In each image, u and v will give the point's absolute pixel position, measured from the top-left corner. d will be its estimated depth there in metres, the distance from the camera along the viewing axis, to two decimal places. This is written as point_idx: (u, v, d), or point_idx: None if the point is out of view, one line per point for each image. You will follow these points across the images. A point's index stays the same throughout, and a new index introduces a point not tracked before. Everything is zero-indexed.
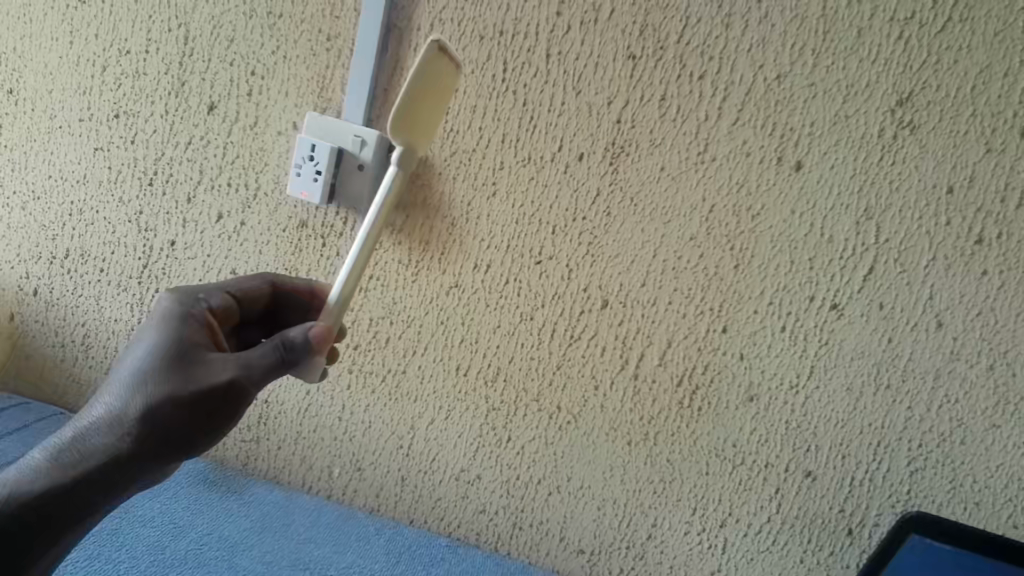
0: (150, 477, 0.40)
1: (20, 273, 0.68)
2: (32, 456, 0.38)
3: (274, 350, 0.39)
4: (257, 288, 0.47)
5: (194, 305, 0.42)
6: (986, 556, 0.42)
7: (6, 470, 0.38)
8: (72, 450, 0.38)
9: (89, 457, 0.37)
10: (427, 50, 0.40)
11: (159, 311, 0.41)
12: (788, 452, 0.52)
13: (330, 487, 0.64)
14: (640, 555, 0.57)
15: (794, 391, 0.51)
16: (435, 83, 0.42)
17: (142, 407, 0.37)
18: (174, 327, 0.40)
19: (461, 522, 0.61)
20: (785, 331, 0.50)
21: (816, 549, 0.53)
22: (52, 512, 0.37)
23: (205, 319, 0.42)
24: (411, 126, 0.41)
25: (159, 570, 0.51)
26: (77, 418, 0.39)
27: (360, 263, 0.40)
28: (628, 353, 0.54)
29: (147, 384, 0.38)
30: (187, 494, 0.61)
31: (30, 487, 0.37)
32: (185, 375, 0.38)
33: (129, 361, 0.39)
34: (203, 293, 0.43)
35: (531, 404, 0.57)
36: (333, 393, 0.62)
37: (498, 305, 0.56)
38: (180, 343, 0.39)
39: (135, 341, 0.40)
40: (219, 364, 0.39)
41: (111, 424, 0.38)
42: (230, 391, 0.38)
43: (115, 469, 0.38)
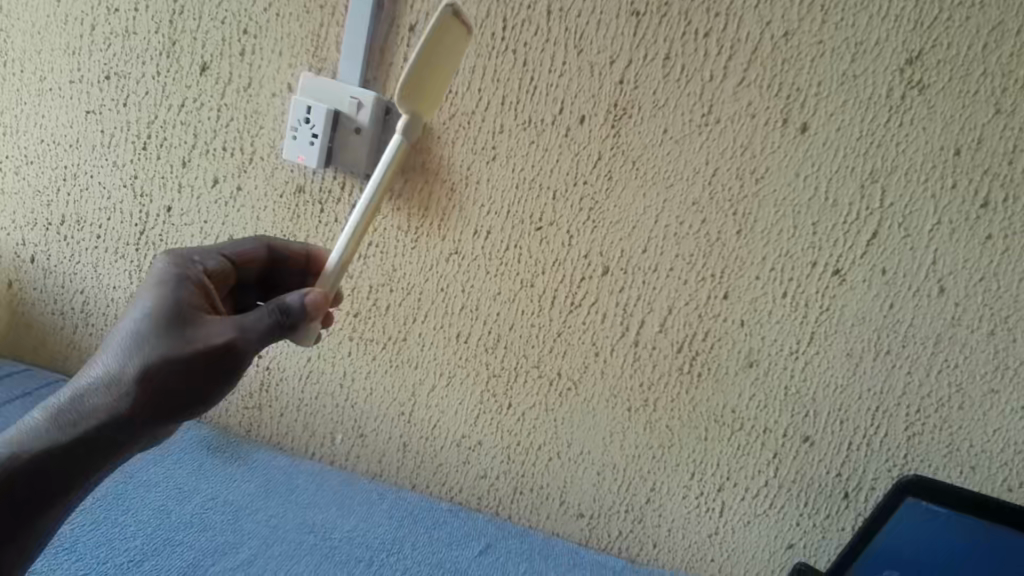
0: (149, 437, 0.40)
1: (15, 240, 0.67)
2: (31, 415, 0.39)
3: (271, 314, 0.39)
4: (253, 250, 0.47)
5: (191, 266, 0.42)
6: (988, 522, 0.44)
7: (5, 429, 0.38)
8: (71, 410, 0.38)
9: (89, 417, 0.38)
10: (439, 15, 0.40)
11: (155, 272, 0.41)
12: (786, 417, 0.53)
13: (333, 453, 0.65)
14: (638, 518, 0.59)
15: (794, 357, 0.51)
16: (444, 51, 0.41)
17: (139, 366, 0.37)
18: (171, 288, 0.40)
19: (463, 487, 0.63)
20: (786, 298, 0.50)
21: (812, 513, 0.54)
22: (51, 473, 0.37)
23: (201, 281, 0.41)
24: (416, 94, 0.41)
25: (164, 533, 0.52)
26: (74, 378, 0.39)
27: (358, 232, 0.40)
28: (628, 321, 0.54)
29: (143, 343, 0.37)
30: (191, 460, 0.61)
31: (31, 446, 0.37)
32: (182, 336, 0.38)
33: (126, 321, 0.39)
34: (200, 253, 0.43)
35: (531, 371, 0.57)
36: (334, 360, 0.62)
37: (499, 272, 0.55)
38: (178, 304, 0.39)
39: (133, 300, 0.40)
40: (216, 326, 0.39)
41: (110, 382, 0.38)
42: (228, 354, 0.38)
43: (115, 428, 0.38)
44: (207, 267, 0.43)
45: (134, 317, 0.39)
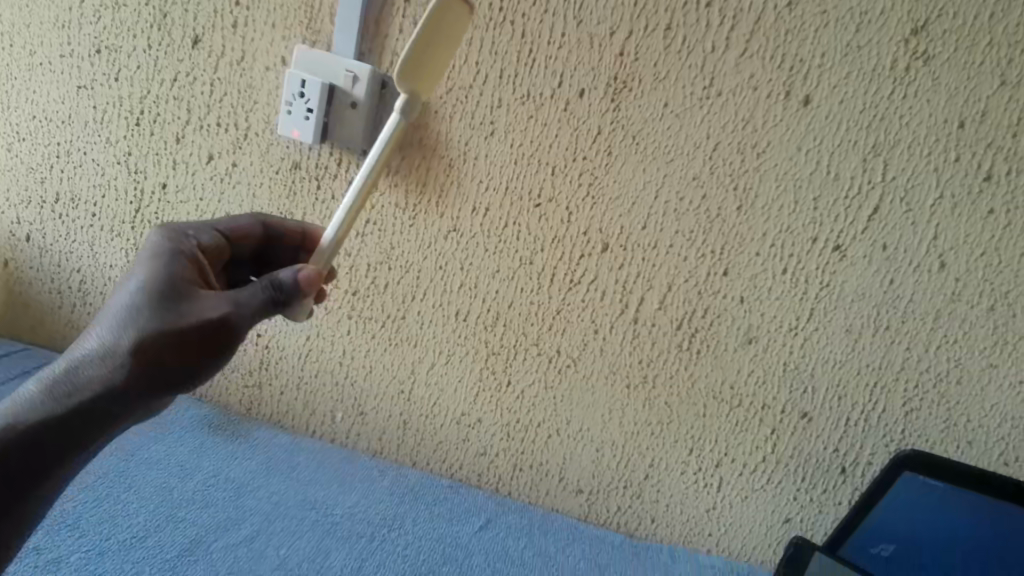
0: (143, 411, 0.40)
1: (10, 218, 0.67)
2: (27, 387, 0.39)
3: (265, 290, 0.39)
4: (247, 227, 0.47)
5: (185, 241, 0.42)
6: (988, 496, 0.45)
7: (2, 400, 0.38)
8: (66, 382, 0.38)
9: (83, 389, 0.38)
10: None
11: (149, 246, 0.40)
12: (784, 393, 0.53)
13: (334, 431, 0.65)
14: (636, 494, 0.59)
15: (793, 333, 0.51)
16: (446, 34, 0.41)
17: (133, 339, 0.37)
18: (164, 262, 0.39)
19: (463, 464, 0.63)
20: (786, 274, 0.50)
21: (809, 487, 0.55)
22: (48, 444, 0.37)
23: (194, 256, 0.41)
24: (417, 73, 0.40)
25: (166, 510, 0.53)
26: (68, 351, 0.39)
27: (350, 216, 0.40)
28: (627, 298, 0.53)
29: (136, 316, 0.37)
30: (192, 438, 0.61)
31: (27, 418, 0.37)
32: (175, 310, 0.38)
33: (120, 294, 0.39)
34: (194, 228, 0.43)
35: (530, 349, 0.57)
36: (333, 339, 0.62)
37: (497, 249, 0.55)
38: (172, 278, 0.39)
39: (127, 274, 0.40)
40: (209, 301, 0.38)
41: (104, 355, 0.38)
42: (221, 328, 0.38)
43: (109, 401, 0.38)
44: (201, 243, 0.43)
45: (128, 291, 0.39)
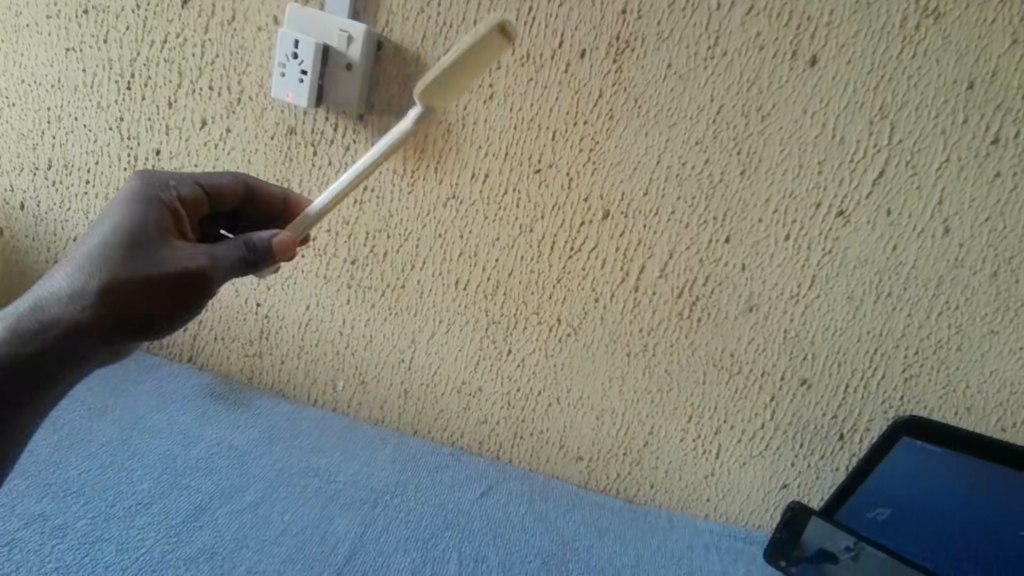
0: (108, 352, 0.40)
1: (3, 186, 0.66)
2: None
3: (240, 246, 0.39)
4: (230, 186, 0.46)
5: (165, 190, 0.41)
6: (987, 463, 0.45)
7: None
8: (31, 318, 0.38)
9: (49, 327, 0.37)
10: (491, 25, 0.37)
11: (128, 192, 0.40)
12: (784, 361, 0.53)
13: (335, 401, 0.65)
14: (636, 461, 0.60)
15: (794, 301, 0.51)
16: (480, 60, 0.39)
17: (104, 279, 0.37)
18: (140, 209, 0.39)
19: (464, 433, 0.63)
20: (788, 241, 0.49)
21: (807, 453, 0.55)
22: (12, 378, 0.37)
23: (173, 206, 0.41)
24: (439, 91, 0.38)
25: (171, 477, 0.53)
26: (36, 286, 0.39)
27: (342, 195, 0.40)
28: (628, 266, 0.53)
29: (108, 258, 0.37)
30: (194, 406, 0.62)
31: None
32: (148, 257, 0.38)
33: (93, 234, 0.38)
34: (175, 179, 0.43)
35: (531, 317, 0.57)
36: (332, 308, 0.62)
37: (497, 217, 0.54)
38: (148, 224, 0.39)
39: (103, 215, 0.40)
40: (185, 251, 0.38)
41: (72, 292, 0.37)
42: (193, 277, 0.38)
43: (75, 341, 0.38)
44: (181, 194, 0.42)
45: (102, 231, 0.38)
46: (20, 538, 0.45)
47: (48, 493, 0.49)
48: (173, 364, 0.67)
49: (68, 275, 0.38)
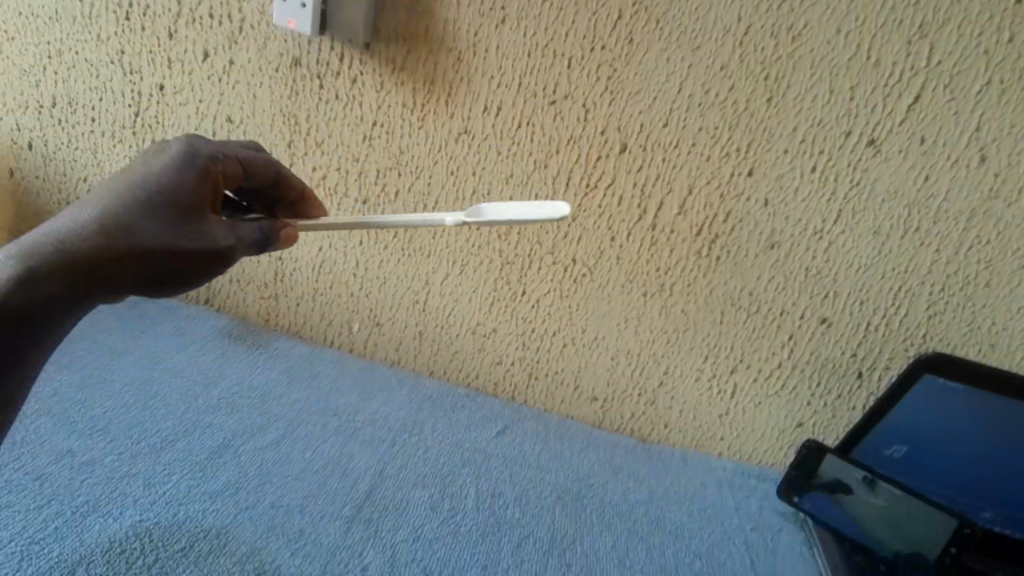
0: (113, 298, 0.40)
1: (9, 125, 0.65)
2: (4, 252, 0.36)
3: (261, 234, 0.42)
4: (264, 164, 0.47)
5: (210, 161, 0.42)
6: (1000, 396, 0.45)
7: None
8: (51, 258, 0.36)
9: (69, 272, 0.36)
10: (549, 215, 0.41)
11: (178, 159, 0.41)
12: (805, 299, 0.52)
13: (351, 342, 0.66)
14: (650, 400, 0.60)
15: (818, 237, 0.49)
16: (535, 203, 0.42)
17: (132, 233, 0.37)
18: (191, 183, 0.40)
19: (480, 373, 0.64)
20: (815, 174, 0.47)
21: (823, 392, 0.55)
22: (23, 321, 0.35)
23: (215, 181, 0.42)
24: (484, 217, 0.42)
25: (195, 416, 0.54)
26: (56, 220, 0.37)
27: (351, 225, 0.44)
28: (646, 203, 0.52)
29: (145, 216, 0.38)
30: (213, 347, 0.63)
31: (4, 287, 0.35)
32: (191, 230, 0.39)
33: (135, 191, 0.38)
34: (220, 151, 0.43)
35: (545, 257, 0.56)
36: (345, 249, 0.61)
37: (510, 153, 0.53)
38: (192, 198, 0.40)
39: (144, 169, 0.40)
40: (217, 230, 0.40)
41: (96, 235, 0.37)
42: (216, 254, 0.39)
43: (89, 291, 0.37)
44: (221, 168, 0.43)
45: (142, 185, 0.39)
46: (51, 473, 0.46)
47: (74, 431, 0.50)
48: (190, 307, 0.68)
49: (95, 217, 0.37)
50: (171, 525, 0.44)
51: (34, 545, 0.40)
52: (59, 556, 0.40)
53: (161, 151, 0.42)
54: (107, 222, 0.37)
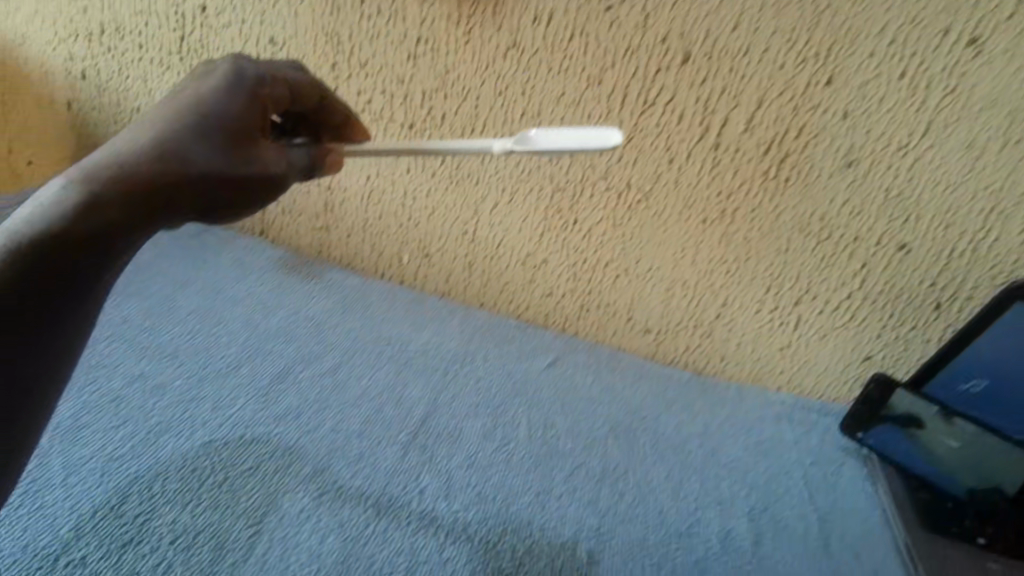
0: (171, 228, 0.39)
1: (63, 55, 0.65)
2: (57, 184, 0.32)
3: (309, 159, 0.43)
4: (307, 88, 0.46)
5: (257, 86, 0.41)
6: None
7: (27, 204, 0.31)
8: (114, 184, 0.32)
9: (134, 200, 0.32)
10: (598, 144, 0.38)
11: (227, 84, 0.39)
12: (882, 223, 0.48)
13: (402, 273, 0.67)
14: (706, 333, 0.58)
15: (902, 153, 0.45)
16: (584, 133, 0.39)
17: (192, 158, 0.35)
18: (243, 107, 0.39)
19: (530, 305, 0.64)
20: (903, 80, 0.43)
21: (896, 324, 0.52)
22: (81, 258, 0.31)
23: (263, 106, 0.41)
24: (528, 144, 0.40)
25: (256, 343, 0.56)
26: (110, 144, 0.34)
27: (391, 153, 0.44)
28: (708, 120, 0.48)
29: (202, 140, 0.36)
30: (270, 278, 0.64)
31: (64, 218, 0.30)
32: (247, 156, 0.38)
33: (191, 115, 0.36)
34: (265, 74, 0.42)
35: (598, 183, 0.54)
36: (393, 178, 0.61)
37: (562, 68, 0.50)
38: (246, 123, 0.39)
39: (194, 95, 0.38)
40: (268, 157, 0.40)
41: (154, 158, 0.34)
42: (269, 181, 0.39)
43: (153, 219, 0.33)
44: (268, 93, 0.42)
45: (195, 110, 0.37)
46: (125, 395, 0.48)
47: (144, 356, 0.52)
48: (245, 239, 0.69)
49: (151, 141, 0.34)
50: (237, 447, 0.46)
51: (113, 461, 0.43)
52: (136, 473, 0.42)
53: (206, 77, 0.40)
54: (165, 145, 0.34)
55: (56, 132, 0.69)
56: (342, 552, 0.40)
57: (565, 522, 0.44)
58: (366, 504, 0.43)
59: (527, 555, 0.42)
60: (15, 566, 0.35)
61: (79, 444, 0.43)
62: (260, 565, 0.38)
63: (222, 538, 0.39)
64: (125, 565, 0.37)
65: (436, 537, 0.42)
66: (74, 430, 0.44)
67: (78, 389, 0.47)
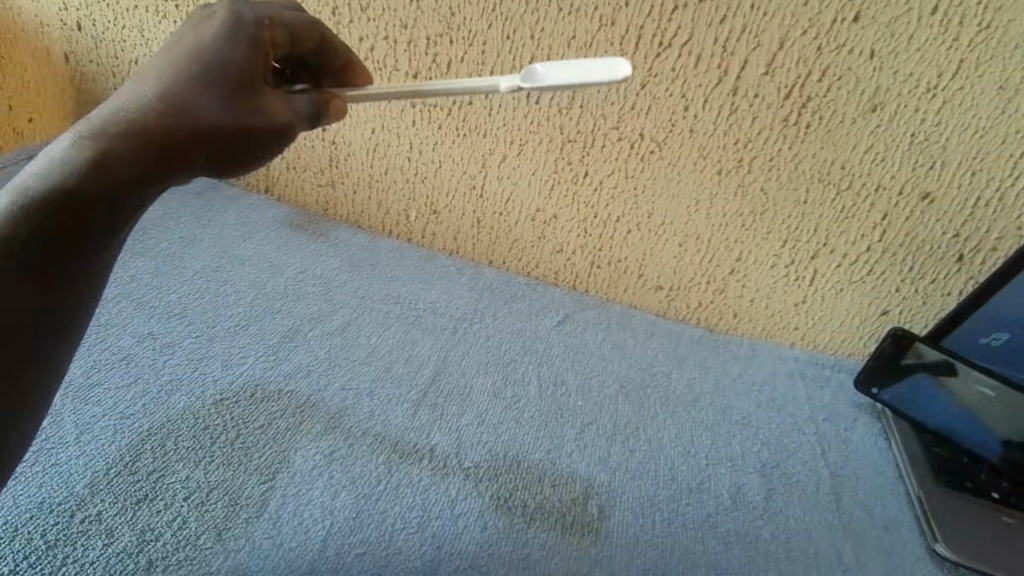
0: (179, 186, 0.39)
1: (58, 5, 0.63)
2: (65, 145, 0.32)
3: (313, 107, 0.40)
4: (309, 31, 0.44)
5: (260, 31, 0.39)
6: None
7: (38, 163, 0.32)
8: (118, 141, 0.32)
9: (138, 156, 0.33)
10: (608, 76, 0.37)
11: (226, 29, 0.38)
12: (906, 171, 0.46)
13: (409, 231, 0.65)
14: (719, 289, 0.57)
15: (930, 96, 0.43)
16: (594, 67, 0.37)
17: (194, 110, 0.35)
18: (245, 53, 0.37)
19: (540, 262, 0.62)
20: (935, 16, 0.40)
21: (916, 278, 0.50)
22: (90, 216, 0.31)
23: (266, 51, 0.39)
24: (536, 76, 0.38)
25: (264, 302, 0.55)
26: (115, 101, 0.34)
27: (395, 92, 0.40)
28: (726, 64, 0.46)
29: (206, 92, 0.35)
30: (276, 237, 0.63)
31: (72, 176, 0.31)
32: (252, 105, 0.37)
33: (192, 66, 0.36)
34: (265, 17, 0.40)
35: (610, 134, 0.52)
36: (399, 132, 0.59)
37: (573, 9, 0.48)
38: (250, 70, 0.37)
39: (194, 43, 0.37)
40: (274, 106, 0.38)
41: (158, 112, 0.34)
42: (275, 131, 0.38)
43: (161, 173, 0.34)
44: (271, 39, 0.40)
45: (195, 60, 0.36)
46: (135, 353, 0.48)
47: (152, 315, 0.52)
48: (251, 197, 0.68)
49: (154, 95, 0.34)
50: (248, 405, 0.46)
51: (125, 419, 0.43)
52: (148, 430, 0.42)
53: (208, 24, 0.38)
54: (167, 97, 0.34)
55: (55, 88, 0.68)
56: (354, 508, 0.40)
57: (576, 478, 0.44)
58: (377, 462, 0.43)
59: (538, 511, 0.42)
60: (33, 521, 0.36)
61: (90, 402, 0.43)
62: (272, 521, 0.38)
63: (235, 495, 0.39)
64: (140, 521, 0.37)
65: (446, 493, 0.42)
66: (86, 388, 0.44)
67: (88, 347, 0.47)
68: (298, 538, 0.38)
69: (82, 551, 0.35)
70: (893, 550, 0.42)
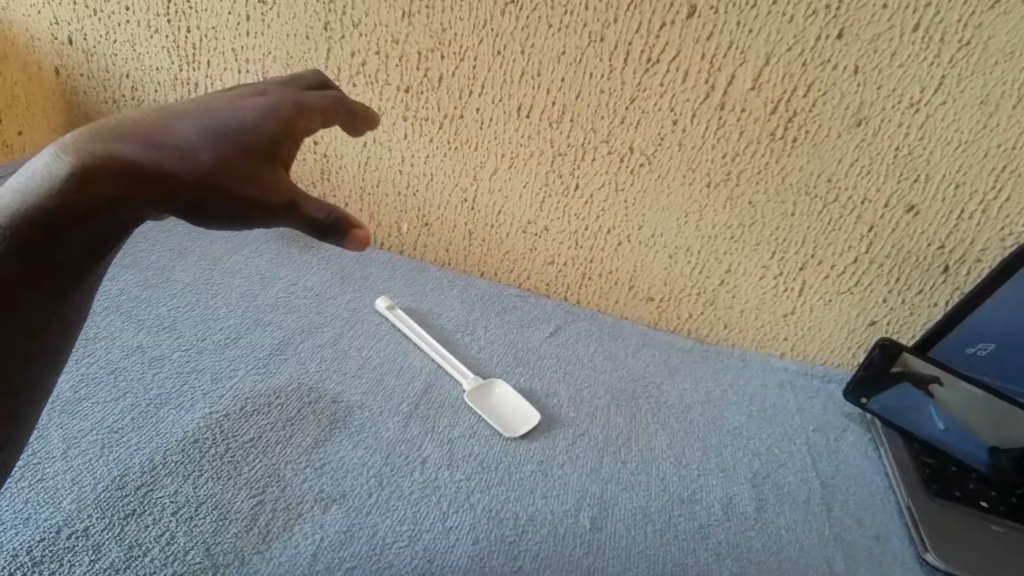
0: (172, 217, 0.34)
1: (48, 19, 0.64)
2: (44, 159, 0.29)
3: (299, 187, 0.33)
4: (339, 107, 0.39)
5: (298, 113, 0.35)
6: None
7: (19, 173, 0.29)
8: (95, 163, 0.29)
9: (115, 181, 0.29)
10: None
11: (263, 100, 0.34)
12: (891, 185, 0.47)
13: (401, 244, 0.65)
14: (710, 300, 0.58)
15: (912, 111, 0.44)
16: None
17: (197, 157, 0.30)
18: (268, 121, 0.33)
19: (531, 275, 0.63)
20: (916, 33, 0.41)
21: (903, 289, 0.51)
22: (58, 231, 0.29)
23: (292, 124, 0.35)
24: None
25: (253, 314, 0.55)
26: (113, 121, 0.30)
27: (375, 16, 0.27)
28: (714, 78, 0.47)
29: (208, 141, 0.31)
30: (268, 250, 0.63)
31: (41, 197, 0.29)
32: (252, 172, 0.31)
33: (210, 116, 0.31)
34: (305, 99, 0.36)
35: (600, 147, 0.53)
36: (391, 146, 0.59)
37: (563, 24, 0.48)
38: (264, 135, 0.32)
39: (224, 100, 0.33)
40: (285, 184, 0.32)
41: (159, 146, 0.30)
42: (268, 196, 0.32)
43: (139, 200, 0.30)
44: (307, 123, 0.36)
45: (215, 111, 0.32)
46: (124, 366, 0.48)
47: (141, 328, 0.51)
48: None
49: (151, 125, 0.30)
50: (238, 418, 0.45)
51: (114, 433, 0.42)
52: (137, 445, 0.42)
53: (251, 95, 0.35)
54: (173, 137, 0.30)
55: (44, 102, 0.68)
56: (344, 522, 0.40)
57: (567, 489, 0.44)
58: (368, 475, 0.43)
59: (530, 523, 0.41)
60: (18, 536, 0.35)
61: (78, 417, 0.43)
62: (262, 535, 0.38)
63: (225, 509, 0.39)
64: (128, 536, 0.37)
65: (438, 506, 0.42)
66: (73, 403, 0.44)
67: (76, 361, 0.47)
68: (289, 553, 0.37)
69: (68, 567, 0.35)
70: (883, 559, 0.43)
